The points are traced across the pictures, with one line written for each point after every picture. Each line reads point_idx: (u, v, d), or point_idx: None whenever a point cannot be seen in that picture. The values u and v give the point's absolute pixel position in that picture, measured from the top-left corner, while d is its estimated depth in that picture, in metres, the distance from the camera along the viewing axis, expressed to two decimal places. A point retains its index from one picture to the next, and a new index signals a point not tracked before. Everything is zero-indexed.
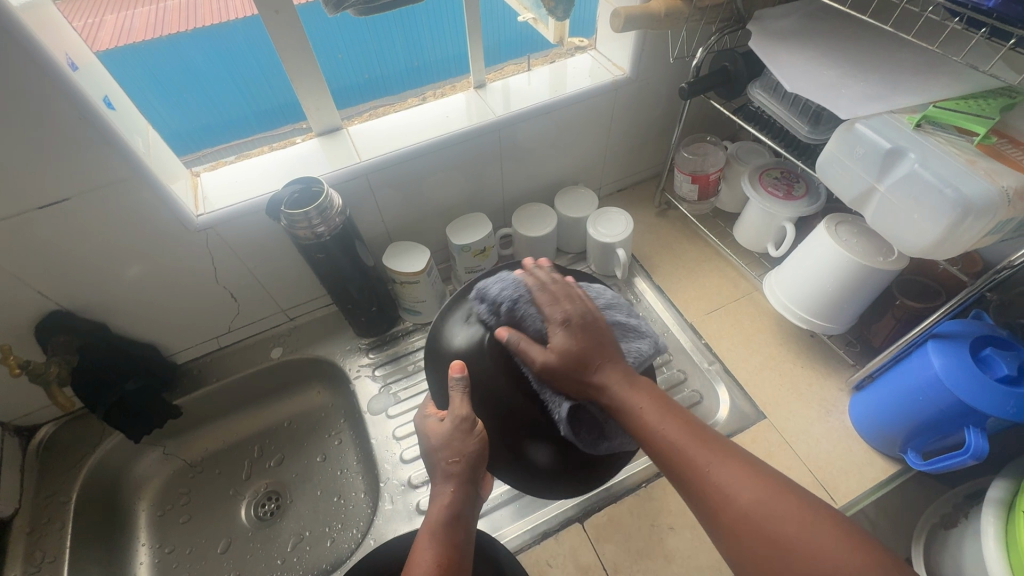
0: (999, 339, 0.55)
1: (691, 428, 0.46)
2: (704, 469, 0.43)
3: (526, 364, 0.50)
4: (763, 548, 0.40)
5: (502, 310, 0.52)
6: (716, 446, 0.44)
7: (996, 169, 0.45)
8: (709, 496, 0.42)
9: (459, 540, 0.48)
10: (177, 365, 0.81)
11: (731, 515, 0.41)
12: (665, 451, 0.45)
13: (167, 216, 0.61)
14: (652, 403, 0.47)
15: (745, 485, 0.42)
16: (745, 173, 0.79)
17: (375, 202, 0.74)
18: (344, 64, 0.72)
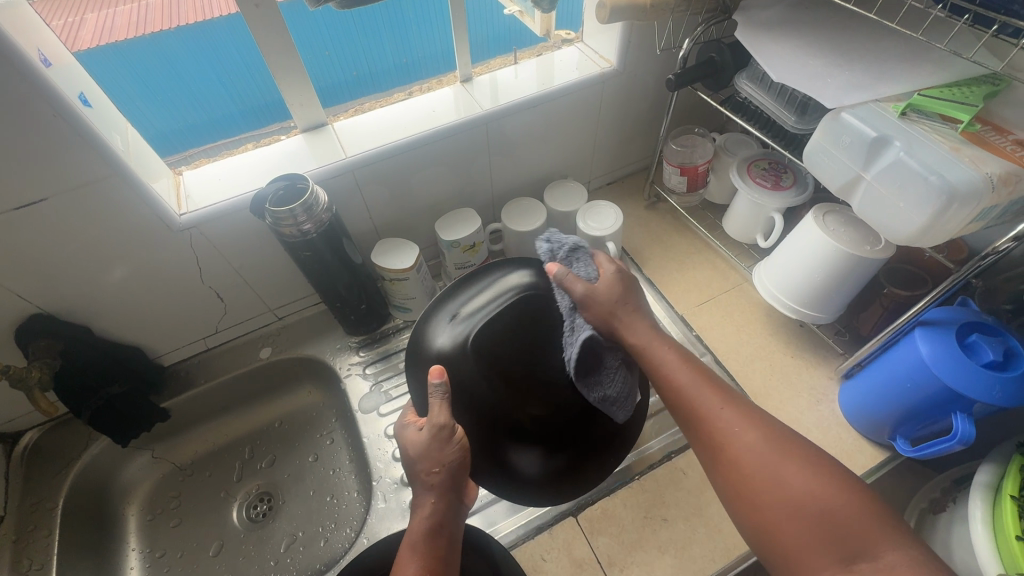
0: (984, 325, 0.55)
1: (707, 376, 0.52)
2: (711, 408, 0.49)
3: (566, 293, 0.57)
4: (747, 475, 0.45)
5: (563, 249, 0.60)
6: (720, 390, 0.50)
7: (979, 156, 0.46)
8: (710, 430, 0.48)
9: (442, 550, 0.48)
10: (164, 367, 0.80)
11: (722, 444, 0.47)
12: (678, 390, 0.51)
13: (149, 216, 0.60)
14: (674, 354, 0.54)
15: (746, 425, 0.47)
16: (733, 164, 0.79)
17: (362, 199, 0.73)
18: (331, 61, 0.71)
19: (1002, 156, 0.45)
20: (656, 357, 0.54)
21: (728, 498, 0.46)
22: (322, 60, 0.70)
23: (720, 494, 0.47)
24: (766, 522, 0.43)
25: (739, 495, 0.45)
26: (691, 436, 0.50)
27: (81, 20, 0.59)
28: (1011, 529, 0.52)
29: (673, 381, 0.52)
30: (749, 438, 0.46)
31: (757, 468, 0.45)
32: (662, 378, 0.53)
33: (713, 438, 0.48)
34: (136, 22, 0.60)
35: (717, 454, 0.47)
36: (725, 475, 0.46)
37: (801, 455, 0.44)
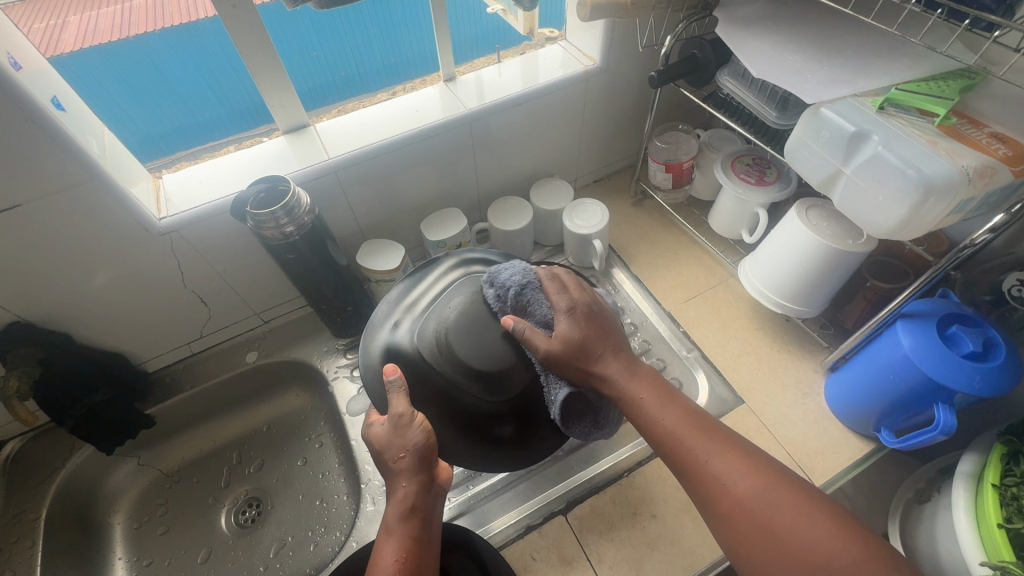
0: (965, 316, 0.56)
1: (692, 419, 0.49)
2: (704, 457, 0.47)
3: (529, 348, 0.56)
4: (757, 537, 0.43)
5: (510, 296, 0.59)
6: (714, 437, 0.48)
7: (956, 149, 0.46)
8: (706, 482, 0.46)
9: (419, 532, 0.48)
10: (148, 374, 0.79)
11: (724, 502, 0.45)
12: (666, 438, 0.49)
13: (128, 220, 0.59)
14: (652, 395, 0.51)
15: (742, 474, 0.45)
16: (717, 160, 0.79)
17: (347, 200, 0.73)
18: (318, 61, 0.71)
19: (977, 149, 0.46)
20: (636, 401, 0.51)
21: (734, 553, 0.44)
22: (311, 61, 0.71)
23: (724, 546, 0.45)
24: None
25: (746, 550, 0.43)
26: (685, 486, 0.48)
27: (63, 22, 0.59)
28: (993, 518, 0.53)
29: (660, 427, 0.49)
30: (747, 489, 0.44)
31: (760, 522, 0.43)
32: (645, 425, 0.50)
33: (709, 491, 0.46)
34: (121, 24, 0.61)
35: (716, 508, 0.45)
36: (726, 531, 0.45)
37: (802, 503, 0.43)
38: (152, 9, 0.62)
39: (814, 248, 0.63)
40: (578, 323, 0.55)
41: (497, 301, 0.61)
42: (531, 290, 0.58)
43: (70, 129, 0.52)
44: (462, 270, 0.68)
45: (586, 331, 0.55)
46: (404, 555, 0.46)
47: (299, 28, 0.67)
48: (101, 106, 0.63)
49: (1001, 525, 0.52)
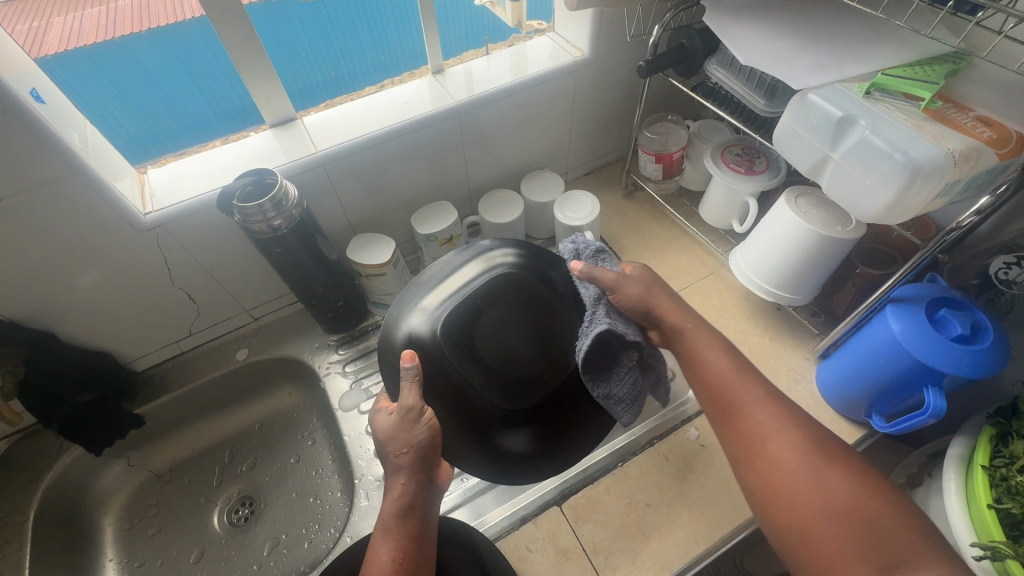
0: (953, 299, 0.56)
1: (752, 377, 0.53)
2: (752, 409, 0.51)
3: (593, 285, 0.58)
4: (789, 486, 0.46)
5: (590, 249, 0.61)
6: (766, 396, 0.51)
7: (941, 132, 0.46)
8: (752, 428, 0.50)
9: (414, 530, 0.47)
10: (136, 373, 0.78)
11: (764, 451, 0.49)
12: (718, 387, 0.53)
13: (113, 216, 0.58)
14: (715, 349, 0.55)
15: (788, 430, 0.49)
16: (707, 150, 0.79)
17: (335, 194, 0.72)
18: (308, 62, 0.71)
19: (962, 132, 0.46)
20: (699, 355, 0.55)
21: (759, 496, 0.48)
22: (299, 60, 0.70)
23: (749, 490, 0.49)
24: (800, 522, 0.45)
25: (774, 495, 0.47)
26: (725, 432, 0.52)
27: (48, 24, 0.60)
28: (983, 499, 0.54)
29: (715, 378, 0.53)
30: (795, 442, 0.48)
31: (795, 471, 0.46)
32: (700, 374, 0.54)
33: (752, 437, 0.50)
34: (106, 25, 0.60)
35: (754, 452, 0.49)
36: (758, 473, 0.48)
37: (841, 464, 0.46)
38: (138, 8, 0.62)
39: (804, 236, 0.64)
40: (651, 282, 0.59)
41: (571, 247, 0.62)
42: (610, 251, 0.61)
43: (51, 122, 0.51)
44: (481, 259, 0.61)
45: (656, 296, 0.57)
46: (400, 555, 0.45)
47: (287, 27, 0.67)
48: (84, 106, 0.62)
49: (991, 505, 0.53)
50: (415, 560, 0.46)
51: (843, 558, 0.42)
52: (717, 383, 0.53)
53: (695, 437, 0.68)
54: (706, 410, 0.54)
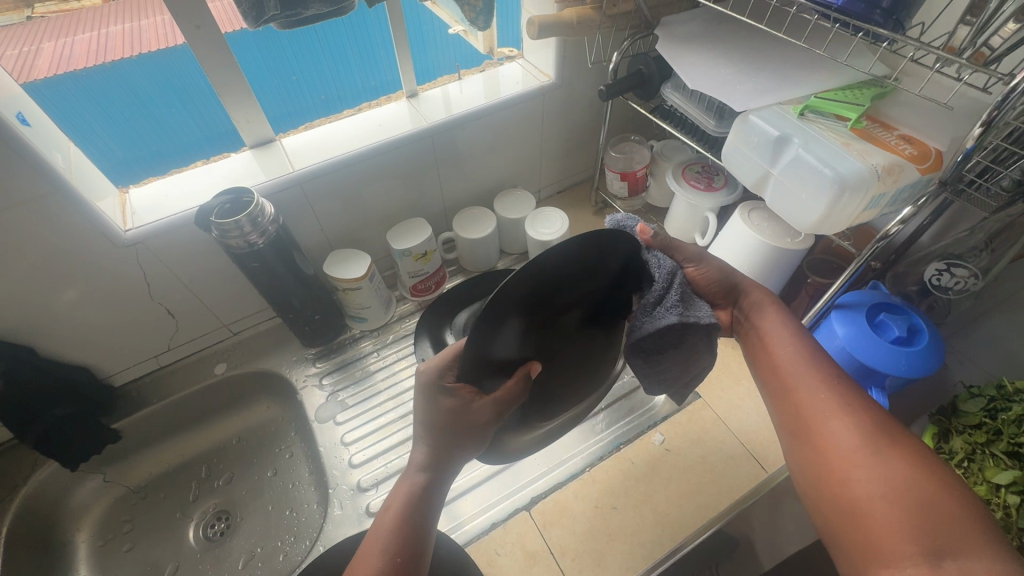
0: (891, 305, 0.61)
1: (818, 357, 0.50)
2: (809, 387, 0.48)
3: (667, 261, 0.51)
4: (846, 469, 0.43)
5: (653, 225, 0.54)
6: (830, 375, 0.48)
7: (867, 149, 0.51)
8: (809, 407, 0.47)
9: (427, 514, 0.46)
10: (114, 388, 0.79)
11: (823, 432, 0.46)
12: (779, 366, 0.51)
13: (93, 232, 0.61)
14: (782, 328, 0.53)
15: (847, 408, 0.46)
16: (669, 169, 0.84)
17: (313, 212, 0.75)
18: (299, 84, 0.74)
19: (886, 149, 0.51)
20: (766, 334, 0.53)
21: (806, 475, 0.46)
22: (290, 84, 0.74)
23: (798, 469, 0.47)
24: (849, 504, 0.42)
25: (823, 475, 0.44)
26: (781, 411, 0.50)
27: (38, 50, 0.64)
28: None
29: (777, 359, 0.51)
30: (854, 421, 0.45)
31: (848, 452, 0.43)
32: (765, 356, 0.53)
33: (807, 416, 0.47)
34: (97, 52, 0.65)
35: (807, 430, 0.47)
36: (809, 453, 0.46)
37: (903, 450, 0.42)
38: (128, 36, 0.65)
39: (757, 247, 0.68)
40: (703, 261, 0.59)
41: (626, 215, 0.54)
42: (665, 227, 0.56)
43: (36, 145, 0.54)
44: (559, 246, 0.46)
45: (722, 271, 0.57)
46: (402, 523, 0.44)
47: (282, 53, 0.70)
48: (74, 132, 0.65)
49: None
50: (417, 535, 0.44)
51: (892, 545, 0.39)
52: (782, 363, 0.51)
53: (659, 442, 0.71)
54: (764, 387, 0.52)
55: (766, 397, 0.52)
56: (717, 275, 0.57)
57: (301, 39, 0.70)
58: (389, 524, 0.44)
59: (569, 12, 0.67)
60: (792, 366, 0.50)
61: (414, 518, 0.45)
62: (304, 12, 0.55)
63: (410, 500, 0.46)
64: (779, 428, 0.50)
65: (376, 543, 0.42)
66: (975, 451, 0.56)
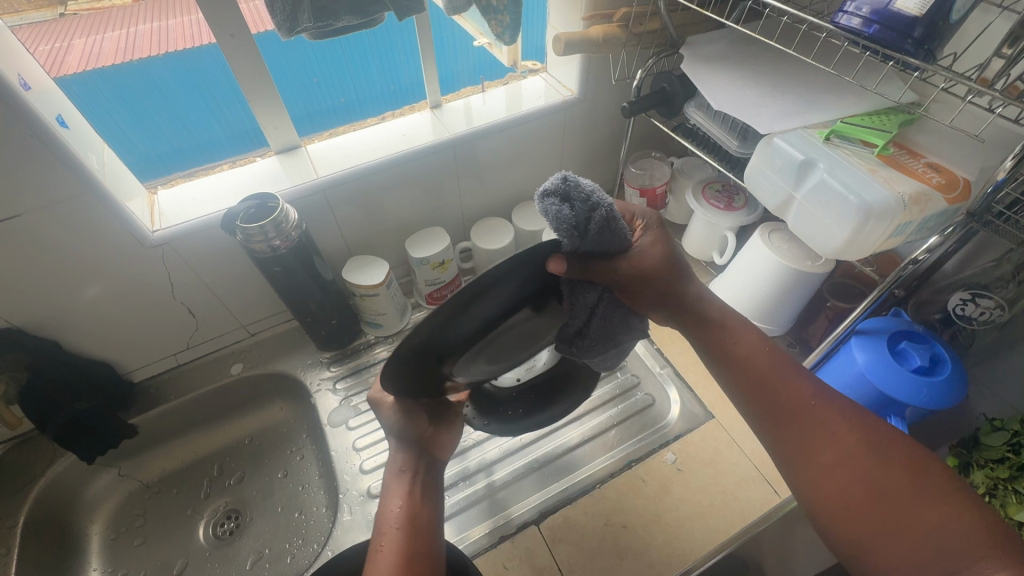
0: (914, 333, 0.60)
1: (796, 374, 0.49)
2: (797, 412, 0.47)
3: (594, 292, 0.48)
4: (854, 499, 0.43)
5: (598, 225, 0.43)
6: (810, 397, 0.48)
7: (893, 176, 0.50)
8: (803, 432, 0.46)
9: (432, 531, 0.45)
10: (134, 383, 0.80)
11: (819, 461, 0.45)
12: (759, 388, 0.50)
13: (122, 232, 0.62)
14: (768, 344, 0.52)
15: (838, 433, 0.45)
16: (689, 186, 0.83)
17: (335, 218, 0.76)
18: (319, 86, 0.76)
19: (913, 177, 0.50)
20: (741, 346, 0.52)
21: (813, 506, 0.45)
22: (312, 87, 0.75)
23: (800, 498, 0.46)
24: (862, 534, 0.42)
25: (830, 507, 0.44)
26: (772, 436, 0.49)
27: (69, 46, 0.70)
28: None
29: (755, 378, 0.50)
30: (850, 446, 0.44)
31: (852, 480, 0.43)
32: (742, 372, 0.51)
33: (803, 443, 0.46)
34: (124, 49, 0.74)
35: (805, 458, 0.46)
36: (813, 484, 0.45)
37: (902, 471, 0.43)
38: (156, 35, 0.73)
39: (777, 269, 0.67)
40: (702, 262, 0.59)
41: (553, 219, 0.42)
42: (615, 215, 0.44)
43: (73, 145, 0.55)
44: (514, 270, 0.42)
45: None
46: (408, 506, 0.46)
47: (305, 57, 0.72)
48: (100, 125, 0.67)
49: None
50: (419, 523, 0.45)
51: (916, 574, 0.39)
52: (760, 383, 0.50)
53: (672, 461, 0.70)
54: (746, 411, 0.51)
55: (751, 419, 0.51)
56: None
57: (324, 45, 0.72)
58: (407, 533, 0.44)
59: (596, 30, 0.67)
60: (772, 387, 0.49)
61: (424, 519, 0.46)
62: (335, 23, 0.55)
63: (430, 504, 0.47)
64: (772, 454, 0.49)
65: (392, 523, 0.45)
66: (996, 486, 0.55)
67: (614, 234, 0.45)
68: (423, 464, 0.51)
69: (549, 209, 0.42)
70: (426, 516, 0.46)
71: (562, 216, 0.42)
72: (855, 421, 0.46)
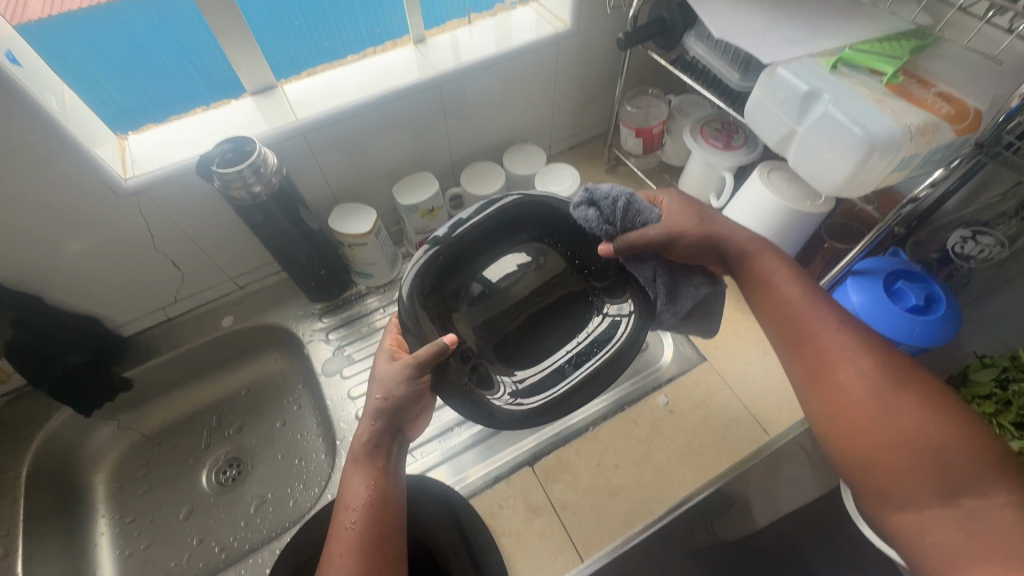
0: (911, 272, 0.59)
1: (820, 299, 0.51)
2: (819, 336, 0.49)
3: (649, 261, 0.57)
4: (859, 417, 0.45)
5: (619, 207, 0.55)
6: (832, 323, 0.49)
7: (901, 107, 0.48)
8: (823, 357, 0.49)
9: (388, 515, 0.47)
10: (124, 338, 0.79)
11: (833, 381, 0.47)
12: (787, 314, 0.51)
13: (94, 181, 0.59)
14: (786, 274, 0.53)
15: (857, 357, 0.47)
16: (686, 125, 0.80)
17: (318, 163, 0.73)
18: (301, 30, 0.70)
19: (921, 107, 0.48)
20: (771, 278, 0.53)
21: (820, 422, 0.48)
22: (293, 31, 0.69)
23: (810, 415, 0.49)
24: (864, 448, 0.45)
25: (836, 423, 0.47)
26: (793, 358, 0.51)
27: None
28: None
29: (783, 307, 0.52)
30: (867, 369, 0.46)
31: (861, 399, 0.46)
32: (769, 304, 0.53)
33: (819, 366, 0.49)
34: None
35: (821, 379, 0.48)
36: (825, 402, 0.48)
37: (913, 395, 0.45)
38: None
39: (775, 207, 0.65)
40: (687, 204, 0.57)
41: (588, 223, 0.56)
42: (633, 198, 0.56)
43: (29, 86, 0.52)
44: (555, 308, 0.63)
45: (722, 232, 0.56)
46: (373, 483, 0.48)
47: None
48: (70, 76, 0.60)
49: None
50: (382, 503, 0.47)
51: (911, 488, 0.42)
52: (785, 309, 0.52)
53: (663, 403, 0.71)
54: (771, 336, 0.53)
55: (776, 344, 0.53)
56: (729, 241, 0.56)
57: None
58: (366, 513, 0.46)
59: None
60: (795, 312, 0.51)
61: (384, 501, 0.48)
62: None
63: (394, 483, 0.49)
64: (790, 373, 0.52)
65: (353, 501, 0.47)
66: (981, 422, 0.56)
67: (646, 208, 0.56)
68: (401, 441, 0.52)
69: (583, 216, 0.57)
70: (391, 494, 0.48)
71: (591, 214, 0.56)
72: (874, 346, 0.48)
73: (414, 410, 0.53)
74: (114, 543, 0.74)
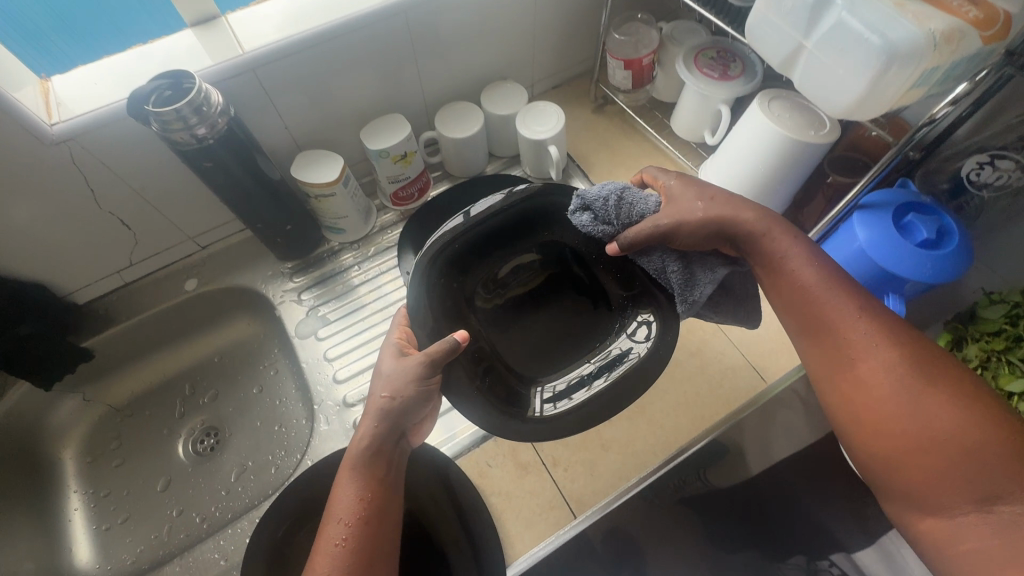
0: (921, 205, 0.55)
1: (841, 282, 0.47)
2: (839, 326, 0.46)
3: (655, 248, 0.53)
4: (881, 416, 0.43)
5: (613, 204, 0.53)
6: (852, 310, 0.46)
7: (923, 11, 0.43)
8: (842, 350, 0.46)
9: (380, 530, 0.44)
10: (79, 306, 0.74)
11: (853, 375, 0.45)
12: (804, 302, 0.48)
13: (13, 127, 0.52)
14: (805, 255, 0.49)
15: (878, 348, 0.44)
16: (679, 55, 0.73)
17: (274, 105, 0.66)
18: None
19: (945, 11, 0.43)
20: (788, 263, 0.49)
21: (842, 417, 0.46)
22: None
23: (830, 409, 0.47)
24: (891, 450, 0.43)
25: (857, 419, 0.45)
26: (812, 349, 0.48)
27: None
28: None
29: (800, 294, 0.48)
30: (890, 364, 0.43)
31: (883, 396, 0.43)
32: (787, 288, 0.49)
33: (840, 359, 0.46)
34: None
35: (841, 373, 0.46)
36: (846, 397, 0.45)
37: (940, 390, 0.42)
38: None
39: (775, 139, 0.60)
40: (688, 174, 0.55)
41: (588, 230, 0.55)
42: (623, 191, 0.54)
43: None
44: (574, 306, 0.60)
45: None
46: (367, 495, 0.44)
47: None
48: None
49: None
50: (377, 515, 0.44)
51: (941, 493, 0.40)
52: (801, 296, 0.48)
53: None
54: (790, 325, 0.50)
55: (794, 333, 0.50)
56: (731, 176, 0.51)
57: None
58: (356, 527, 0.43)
59: None
60: (812, 300, 0.47)
61: (376, 512, 0.44)
62: None
63: (392, 496, 0.46)
64: (808, 363, 0.49)
65: (340, 519, 0.43)
66: (990, 358, 0.54)
67: (642, 199, 0.54)
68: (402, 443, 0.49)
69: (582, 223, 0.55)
70: (386, 511, 0.45)
71: (587, 218, 0.54)
72: (899, 336, 0.44)
73: (421, 411, 0.49)
74: (89, 519, 0.71)
